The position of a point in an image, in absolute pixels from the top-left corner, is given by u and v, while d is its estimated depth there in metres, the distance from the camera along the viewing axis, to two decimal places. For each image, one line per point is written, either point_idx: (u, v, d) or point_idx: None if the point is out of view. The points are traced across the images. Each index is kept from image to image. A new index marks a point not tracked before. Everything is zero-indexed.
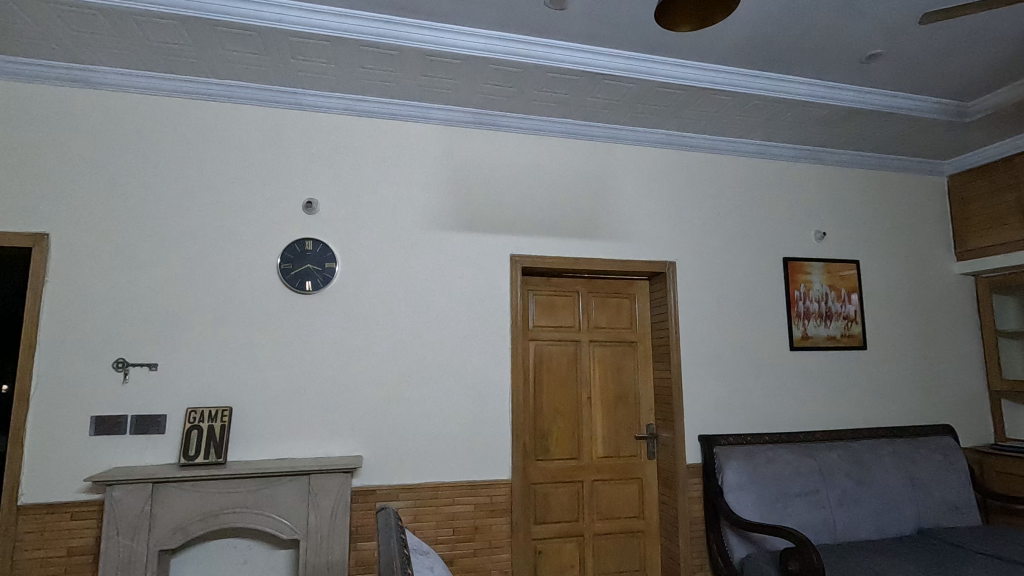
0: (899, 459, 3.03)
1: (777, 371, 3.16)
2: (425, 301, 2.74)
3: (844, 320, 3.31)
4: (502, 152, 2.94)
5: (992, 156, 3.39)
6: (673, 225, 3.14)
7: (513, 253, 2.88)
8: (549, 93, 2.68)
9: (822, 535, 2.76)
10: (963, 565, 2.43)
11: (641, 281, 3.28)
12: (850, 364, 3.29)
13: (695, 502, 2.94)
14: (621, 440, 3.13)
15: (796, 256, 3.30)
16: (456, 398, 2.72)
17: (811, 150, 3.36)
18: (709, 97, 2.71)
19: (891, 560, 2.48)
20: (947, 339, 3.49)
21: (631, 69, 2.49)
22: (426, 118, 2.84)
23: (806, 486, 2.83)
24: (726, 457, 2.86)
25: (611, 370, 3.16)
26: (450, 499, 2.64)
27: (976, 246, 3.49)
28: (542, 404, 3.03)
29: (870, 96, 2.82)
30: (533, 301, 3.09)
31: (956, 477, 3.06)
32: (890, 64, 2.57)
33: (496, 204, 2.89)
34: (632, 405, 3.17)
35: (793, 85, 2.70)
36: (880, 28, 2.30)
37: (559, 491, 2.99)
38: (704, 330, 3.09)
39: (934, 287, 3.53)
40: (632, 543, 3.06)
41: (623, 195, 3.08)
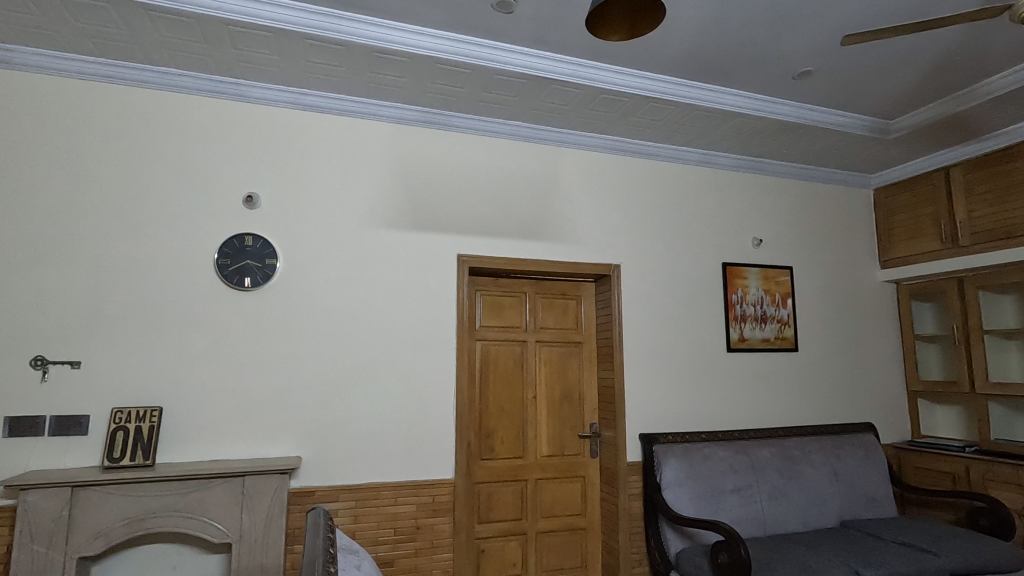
0: (826, 455, 3.20)
1: (715, 371, 3.29)
2: (370, 299, 2.72)
3: (778, 324, 3.47)
4: (452, 152, 2.95)
5: (913, 171, 3.64)
6: (618, 230, 3.22)
7: (460, 252, 2.89)
8: (498, 95, 2.71)
9: (753, 528, 2.89)
10: (878, 552, 2.60)
11: (588, 283, 3.35)
12: (782, 364, 3.45)
13: (635, 499, 3.02)
14: (565, 439, 3.18)
15: (734, 261, 3.44)
16: (401, 398, 2.71)
17: (749, 161, 3.52)
18: (653, 106, 2.80)
19: (814, 550, 2.62)
20: (871, 342, 3.72)
21: (578, 75, 2.54)
22: (375, 115, 2.82)
23: (739, 482, 2.95)
24: (665, 455, 2.95)
25: (557, 370, 3.21)
26: (391, 499, 2.62)
27: (898, 256, 3.73)
28: (488, 403, 3.04)
29: (802, 111, 2.98)
30: (480, 301, 3.10)
31: (876, 471, 3.26)
32: (821, 81, 2.73)
33: (445, 204, 2.90)
34: (576, 405, 3.23)
35: (731, 97, 2.82)
36: (810, 47, 2.44)
37: (503, 491, 3.01)
38: (646, 331, 3.18)
39: (861, 293, 3.75)
40: (573, 540, 3.11)
41: (570, 199, 3.14)
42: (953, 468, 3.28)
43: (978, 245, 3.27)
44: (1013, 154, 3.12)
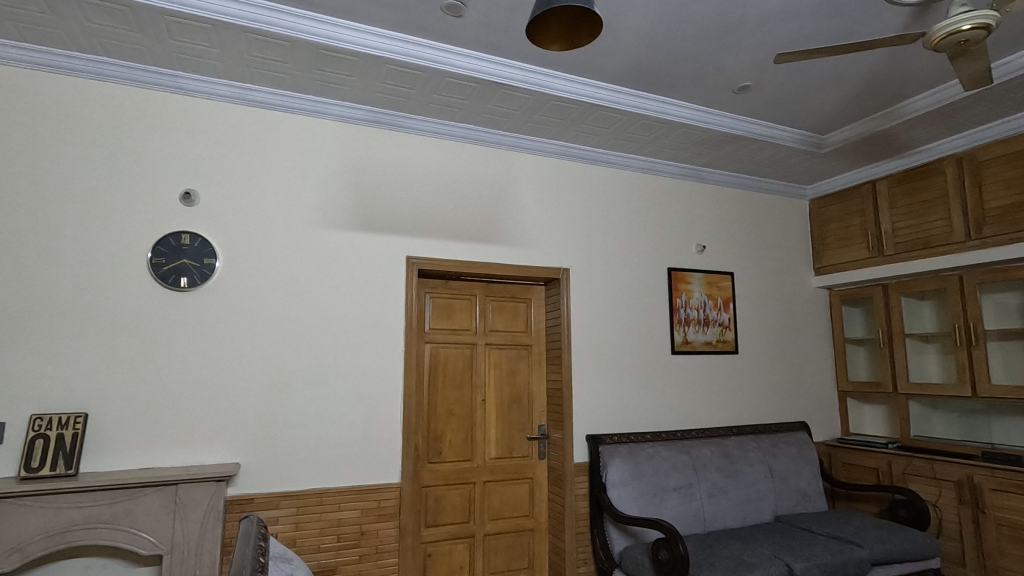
0: (762, 453, 3.34)
1: (659, 373, 3.38)
2: (316, 301, 2.66)
3: (719, 327, 3.60)
4: (402, 153, 2.93)
5: (845, 183, 3.85)
6: (568, 234, 3.27)
7: (409, 255, 2.87)
8: (448, 97, 2.71)
9: (693, 525, 2.98)
10: (807, 545, 2.73)
11: (538, 286, 3.38)
12: (723, 366, 3.59)
13: (581, 499, 3.08)
14: (513, 440, 3.20)
15: (679, 267, 3.55)
16: (346, 402, 2.66)
17: (694, 169, 3.64)
18: (602, 113, 2.87)
19: (749, 544, 2.73)
20: (805, 344, 3.91)
21: (527, 81, 2.57)
22: (323, 114, 2.77)
23: (681, 481, 3.04)
24: (610, 456, 3.01)
25: (506, 373, 3.23)
26: (335, 505, 2.57)
27: (831, 263, 3.94)
28: (436, 405, 3.03)
29: (743, 123, 3.11)
30: (429, 303, 3.09)
31: (808, 468, 3.43)
32: (759, 96, 2.85)
33: (394, 205, 2.87)
34: (525, 407, 3.26)
35: (675, 108, 2.92)
36: (747, 64, 2.55)
37: (451, 494, 3.00)
38: (593, 334, 3.24)
39: (796, 298, 3.94)
40: (520, 541, 3.13)
41: (520, 203, 3.17)
42: (877, 464, 3.48)
43: (901, 254, 3.50)
44: (932, 170, 3.35)
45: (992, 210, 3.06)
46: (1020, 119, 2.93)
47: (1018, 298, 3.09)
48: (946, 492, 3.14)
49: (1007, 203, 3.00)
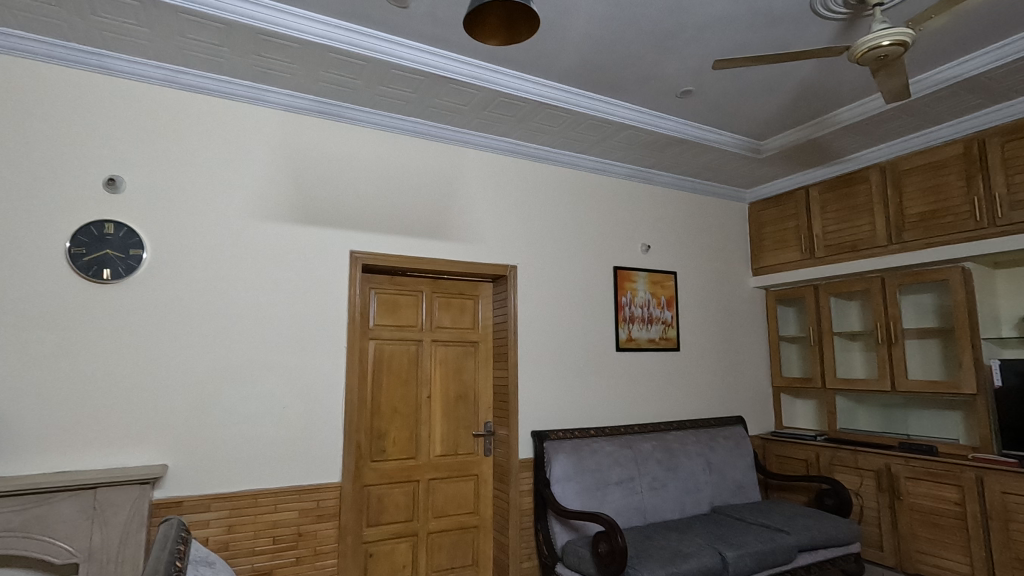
0: (701, 447, 3.46)
1: (603, 370, 3.45)
2: (253, 295, 2.57)
3: (662, 325, 3.70)
4: (347, 145, 2.86)
5: (781, 188, 4.03)
6: (516, 231, 3.28)
7: (353, 249, 2.81)
8: (394, 90, 2.66)
9: (634, 518, 3.05)
10: (740, 534, 2.84)
11: (486, 283, 3.38)
12: (665, 363, 3.69)
13: (525, 495, 3.10)
14: (459, 438, 3.19)
15: (624, 265, 3.62)
16: (285, 400, 2.58)
17: (640, 170, 3.73)
18: (549, 112, 2.89)
19: (686, 535, 2.82)
20: (743, 342, 4.07)
21: (475, 77, 2.57)
22: (263, 101, 2.67)
23: (623, 475, 3.10)
24: (554, 451, 3.03)
25: (452, 370, 3.21)
26: (271, 506, 2.49)
27: (767, 264, 4.11)
28: (380, 403, 2.98)
29: (686, 127, 3.20)
30: (374, 299, 3.03)
31: (743, 460, 3.57)
32: (700, 101, 2.94)
33: (338, 198, 2.81)
34: (471, 404, 3.25)
35: (622, 109, 2.98)
36: (689, 69, 2.63)
37: (394, 492, 2.96)
38: (540, 331, 3.27)
39: (735, 298, 4.10)
40: (465, 538, 3.12)
41: (468, 199, 3.16)
42: (807, 455, 3.67)
43: (830, 256, 3.70)
44: (859, 177, 3.55)
45: (911, 216, 3.27)
46: (936, 133, 3.14)
47: (933, 299, 3.30)
48: (867, 481, 3.34)
49: (924, 211, 3.22)
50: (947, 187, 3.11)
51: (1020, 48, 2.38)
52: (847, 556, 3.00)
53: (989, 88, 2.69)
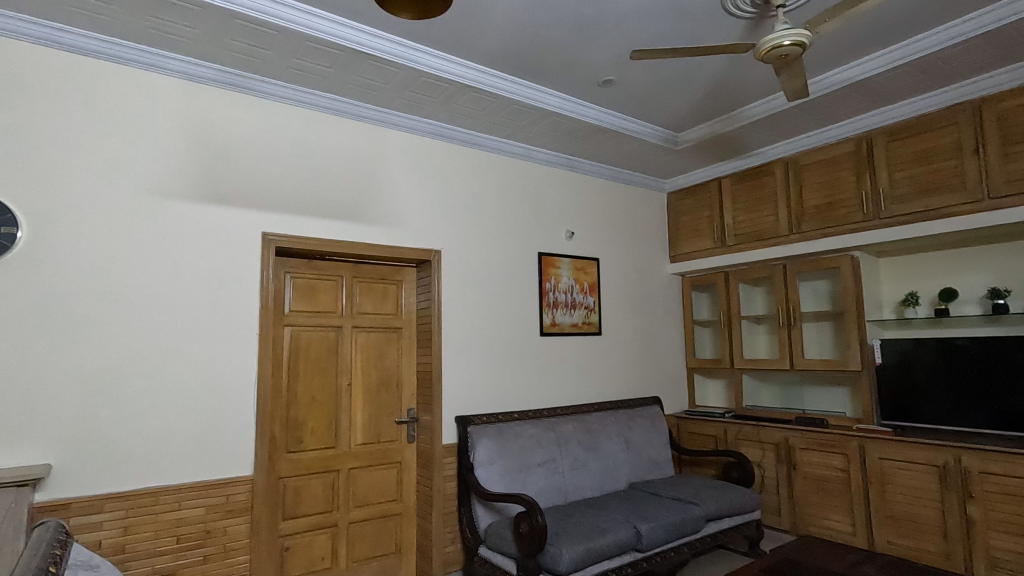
0: (620, 427, 3.59)
1: (527, 354, 3.49)
2: (151, 279, 2.38)
3: (584, 310, 3.80)
4: (259, 121, 2.70)
5: (696, 179, 4.22)
6: (440, 215, 3.24)
7: (265, 230, 2.66)
8: (310, 64, 2.53)
9: (556, 498, 3.11)
10: (654, 507, 2.99)
11: (410, 269, 3.33)
12: (587, 347, 3.80)
13: (449, 480, 3.09)
14: (381, 425, 3.13)
15: (548, 251, 3.68)
16: (189, 391, 2.42)
17: (565, 158, 3.78)
18: (473, 95, 2.86)
19: (604, 512, 2.92)
20: (660, 325, 4.26)
21: (395, 54, 2.49)
22: (161, 69, 2.46)
23: (545, 456, 3.15)
24: (478, 436, 3.03)
25: (374, 357, 3.14)
26: (174, 503, 2.34)
27: (683, 252, 4.31)
28: (296, 392, 2.86)
29: (608, 116, 3.28)
30: (290, 284, 2.89)
31: (659, 438, 3.74)
32: (621, 90, 3.01)
33: (248, 176, 2.65)
34: (394, 390, 3.20)
35: (546, 96, 3.00)
36: (609, 57, 2.68)
37: (312, 483, 2.86)
38: (464, 317, 3.26)
39: (654, 284, 4.27)
40: (387, 526, 3.08)
41: (391, 182, 3.08)
42: (716, 431, 3.90)
43: (740, 244, 3.93)
44: (764, 171, 3.79)
45: (809, 208, 3.54)
46: (831, 131, 3.40)
47: (827, 286, 3.58)
48: (768, 453, 3.60)
49: (820, 203, 3.49)
50: (841, 182, 3.39)
51: (902, 56, 2.62)
52: (749, 523, 3.24)
53: (876, 91, 2.94)
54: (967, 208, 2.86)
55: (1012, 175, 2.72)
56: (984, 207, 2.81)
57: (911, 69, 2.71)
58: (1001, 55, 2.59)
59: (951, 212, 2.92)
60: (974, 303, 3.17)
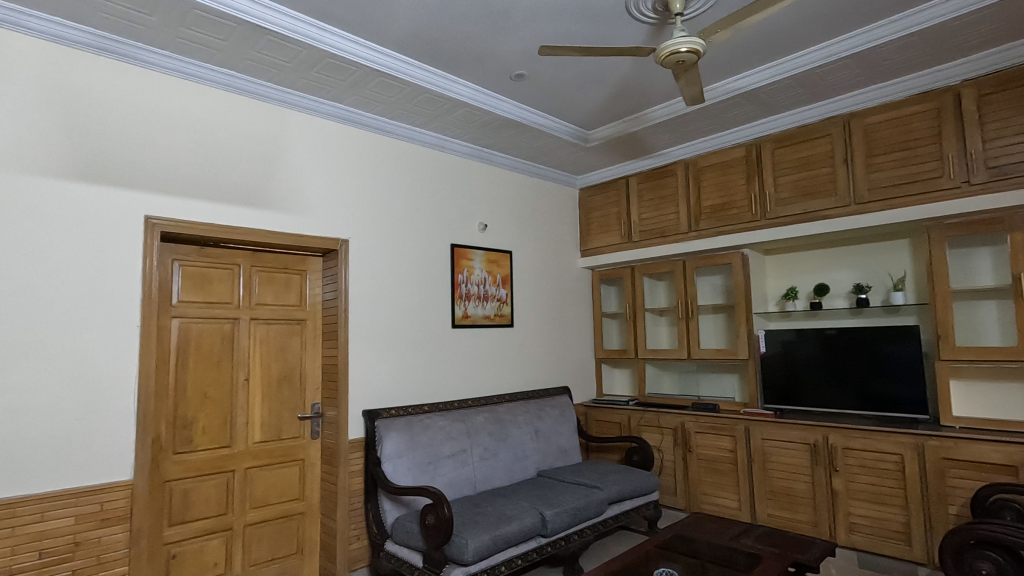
0: (530, 416, 3.65)
1: (438, 346, 3.47)
2: (7, 264, 2.10)
3: (497, 302, 3.83)
4: (142, 94, 2.47)
5: (606, 176, 4.38)
6: (348, 203, 3.13)
7: (148, 214, 2.45)
8: (202, 35, 2.35)
9: (465, 489, 3.11)
10: (561, 493, 3.08)
11: (315, 258, 3.20)
12: (499, 339, 3.83)
13: (355, 476, 3.01)
14: (282, 421, 2.98)
15: (461, 243, 3.67)
16: (56, 389, 2.18)
17: (479, 150, 3.78)
18: (382, 81, 2.78)
19: (512, 500, 2.97)
20: (571, 317, 4.38)
21: (297, 32, 2.37)
22: (21, 27, 2.17)
23: (455, 448, 3.14)
24: (386, 430, 2.97)
25: (274, 350, 2.98)
26: (36, 515, 2.10)
27: (593, 246, 4.46)
28: (186, 389, 2.65)
29: (520, 111, 3.31)
30: (178, 273, 2.67)
31: (567, 426, 3.85)
32: (533, 85, 3.05)
33: (130, 153, 2.42)
34: (297, 385, 3.06)
35: (458, 86, 2.98)
36: (520, 52, 2.70)
37: (203, 485, 2.67)
38: (372, 308, 3.18)
39: (565, 277, 4.39)
40: (288, 526, 2.96)
41: (294, 167, 2.93)
42: (621, 418, 4.09)
43: (644, 241, 4.13)
44: (668, 171, 4.00)
45: (706, 208, 3.78)
46: (726, 136, 3.64)
47: (723, 280, 3.82)
48: (667, 438, 3.82)
49: (716, 203, 3.73)
50: (734, 184, 3.65)
51: (785, 70, 2.86)
52: (648, 504, 3.43)
53: (764, 101, 3.18)
54: (837, 211, 3.18)
55: (874, 184, 3.06)
56: (852, 211, 3.14)
57: (793, 83, 2.96)
58: (866, 76, 2.90)
59: (825, 214, 3.23)
60: (842, 297, 3.53)
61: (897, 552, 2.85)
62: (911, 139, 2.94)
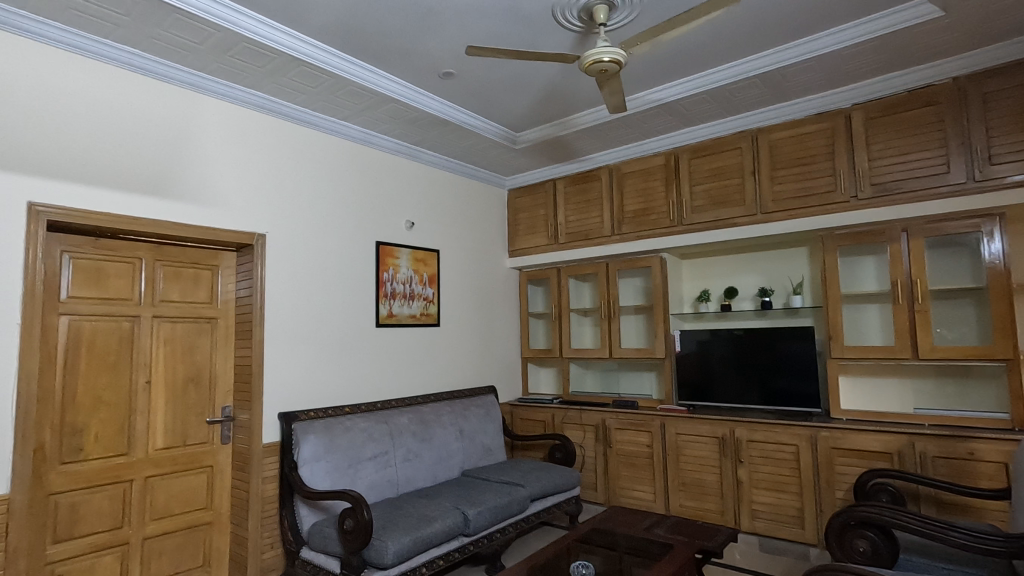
0: (455, 416, 3.64)
1: (361, 345, 3.39)
2: None
3: (423, 301, 3.79)
4: (27, 67, 2.23)
5: (535, 178, 4.45)
6: (265, 196, 2.99)
7: (33, 200, 2.21)
8: (99, 7, 2.16)
9: (387, 491, 3.05)
10: (484, 492, 3.09)
11: (228, 253, 3.03)
12: (425, 338, 3.80)
13: (269, 482, 2.88)
14: (189, 426, 2.80)
15: (387, 241, 3.60)
16: None
17: (407, 147, 3.73)
18: (304, 70, 2.68)
19: (435, 501, 2.95)
20: (497, 317, 4.41)
21: (209, 12, 2.23)
22: None
23: (376, 450, 3.07)
24: (303, 432, 2.86)
25: (181, 350, 2.80)
26: None
27: (521, 247, 4.51)
28: (76, 393, 2.43)
29: (449, 109, 3.30)
30: (69, 266, 2.44)
31: (493, 425, 3.87)
32: (462, 84, 3.05)
33: (10, 132, 2.17)
34: (205, 387, 2.88)
35: (385, 81, 2.92)
36: (448, 50, 2.69)
37: (95, 498, 2.45)
38: (291, 307, 3.05)
39: (493, 277, 4.41)
40: (194, 538, 2.78)
41: (205, 155, 2.75)
42: (545, 417, 4.16)
43: (570, 243, 4.23)
44: (593, 176, 4.13)
45: (628, 212, 3.93)
46: (648, 145, 3.81)
47: (642, 282, 3.99)
48: (589, 434, 3.94)
49: (637, 209, 3.89)
50: (653, 191, 3.82)
51: (700, 85, 3.02)
52: (569, 500, 3.51)
53: (682, 113, 3.35)
54: (745, 220, 3.41)
55: (777, 195, 3.30)
56: (758, 220, 3.37)
57: (707, 98, 3.14)
58: (771, 95, 3.12)
59: (734, 222, 3.46)
60: (749, 299, 3.78)
61: (792, 535, 3.09)
62: (809, 155, 3.20)
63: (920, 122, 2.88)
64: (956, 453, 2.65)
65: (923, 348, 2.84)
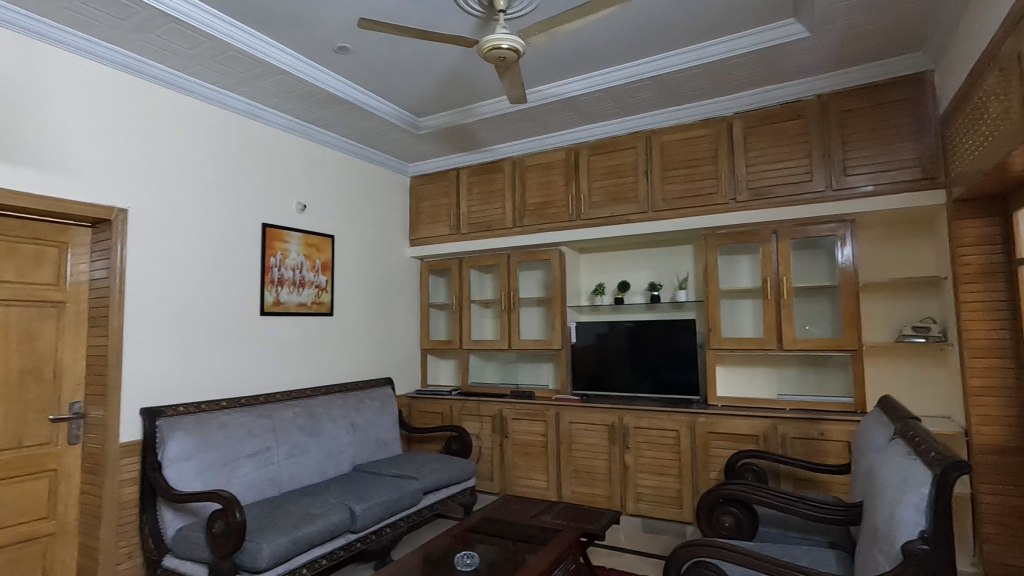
0: (346, 409, 3.48)
1: (241, 334, 3.15)
2: None
3: (315, 288, 3.59)
4: None
5: (438, 166, 4.37)
6: (128, 166, 2.66)
7: None
8: None
9: (267, 490, 2.85)
10: (373, 487, 2.98)
11: (81, 229, 2.68)
12: (316, 328, 3.60)
13: (127, 485, 2.59)
14: (26, 425, 2.44)
15: (274, 223, 3.36)
16: None
17: (299, 125, 3.50)
18: (175, 28, 2.41)
19: (319, 498, 2.80)
20: (396, 307, 4.29)
21: None
22: None
23: (256, 447, 2.86)
24: (170, 429, 2.59)
25: (17, 338, 2.43)
26: None
27: (423, 236, 4.42)
28: None
29: (345, 86, 3.13)
30: None
31: (388, 418, 3.75)
32: (358, 61, 2.90)
33: None
34: (48, 381, 2.53)
35: (272, 50, 2.71)
36: (341, 21, 2.54)
37: None
38: (157, 290, 2.76)
39: (392, 266, 4.28)
40: (30, 552, 2.43)
41: (51, 115, 2.40)
42: (444, 408, 4.11)
43: (472, 233, 4.20)
44: (496, 167, 4.12)
45: (530, 205, 3.96)
46: (550, 139, 3.86)
47: (541, 274, 4.05)
48: (486, 425, 3.94)
49: (538, 201, 3.94)
50: (554, 184, 3.89)
51: (599, 83, 3.10)
52: (463, 491, 3.49)
53: (581, 110, 3.42)
54: (638, 216, 3.56)
55: (666, 195, 3.48)
56: (650, 217, 3.53)
57: (605, 96, 3.23)
58: (663, 98, 3.28)
59: (628, 219, 3.60)
60: (640, 293, 3.95)
61: (671, 515, 3.29)
62: (696, 158, 3.40)
63: (789, 133, 3.15)
64: (810, 434, 2.94)
65: (786, 339, 3.12)
